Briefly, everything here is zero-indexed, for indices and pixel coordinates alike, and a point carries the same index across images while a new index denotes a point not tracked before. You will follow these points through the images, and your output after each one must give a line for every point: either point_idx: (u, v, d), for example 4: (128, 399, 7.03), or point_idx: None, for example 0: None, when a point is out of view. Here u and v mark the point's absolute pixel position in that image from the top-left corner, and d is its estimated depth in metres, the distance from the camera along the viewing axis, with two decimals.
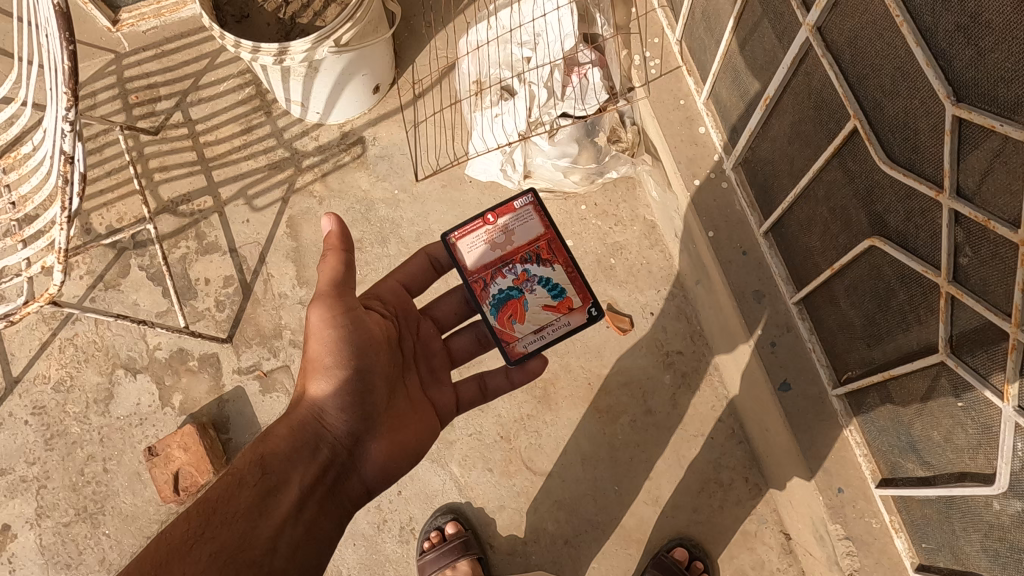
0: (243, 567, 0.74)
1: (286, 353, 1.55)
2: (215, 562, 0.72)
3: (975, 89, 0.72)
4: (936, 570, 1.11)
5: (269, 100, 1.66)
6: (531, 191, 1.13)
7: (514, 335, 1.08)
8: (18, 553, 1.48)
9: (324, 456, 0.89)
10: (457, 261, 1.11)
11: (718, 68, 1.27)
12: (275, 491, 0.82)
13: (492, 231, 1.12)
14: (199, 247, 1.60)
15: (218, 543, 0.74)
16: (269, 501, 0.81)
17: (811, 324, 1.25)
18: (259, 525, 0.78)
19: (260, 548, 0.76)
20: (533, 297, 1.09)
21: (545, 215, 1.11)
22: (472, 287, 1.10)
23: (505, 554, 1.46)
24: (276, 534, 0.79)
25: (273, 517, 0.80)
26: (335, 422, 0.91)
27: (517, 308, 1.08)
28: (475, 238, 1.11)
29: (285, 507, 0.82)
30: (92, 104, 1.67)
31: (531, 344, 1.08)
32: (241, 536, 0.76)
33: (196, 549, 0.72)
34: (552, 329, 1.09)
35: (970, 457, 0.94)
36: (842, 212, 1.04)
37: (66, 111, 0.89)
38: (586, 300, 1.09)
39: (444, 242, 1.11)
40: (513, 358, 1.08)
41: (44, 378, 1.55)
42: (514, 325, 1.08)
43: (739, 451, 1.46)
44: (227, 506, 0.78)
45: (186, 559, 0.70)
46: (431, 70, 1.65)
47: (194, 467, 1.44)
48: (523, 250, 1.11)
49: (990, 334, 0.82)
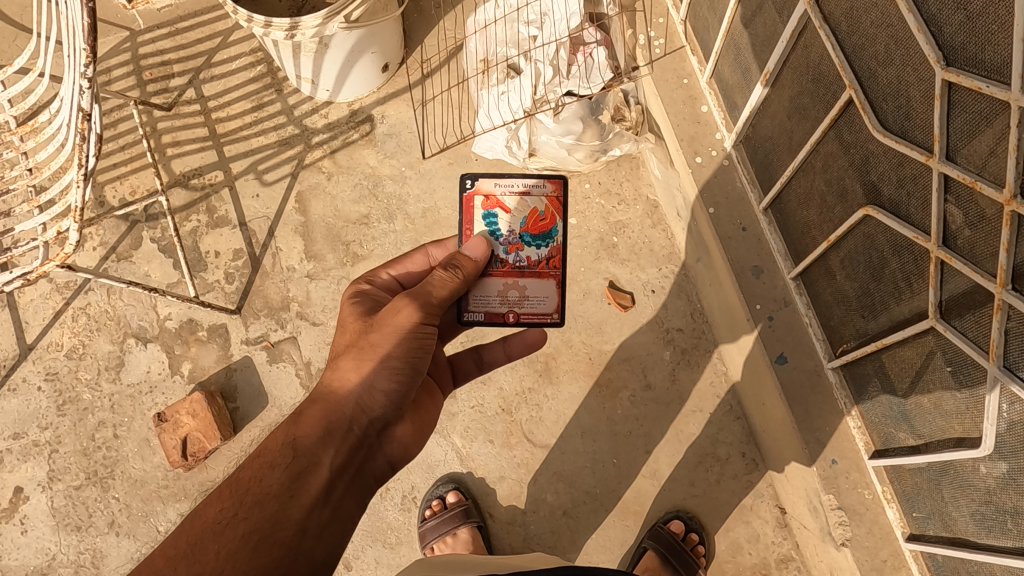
0: (272, 548, 0.74)
1: (293, 324, 1.58)
2: (245, 543, 0.73)
3: (964, 53, 0.74)
4: (926, 538, 1.14)
5: (280, 77, 1.69)
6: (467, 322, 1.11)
7: (544, 205, 1.13)
8: (29, 514, 1.52)
9: (360, 439, 0.87)
10: (561, 295, 1.13)
11: (721, 46, 1.29)
12: (308, 472, 0.80)
13: (514, 299, 1.12)
14: (209, 221, 1.63)
15: (249, 523, 0.75)
16: (300, 482, 0.79)
17: (808, 299, 1.27)
18: (290, 506, 0.77)
19: (291, 528, 0.76)
20: (514, 226, 1.12)
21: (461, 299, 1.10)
22: (554, 259, 1.12)
23: (505, 523, 1.49)
24: (307, 515, 0.78)
25: (304, 498, 0.79)
26: (383, 409, 0.88)
27: (529, 216, 1.13)
28: (531, 300, 1.13)
29: (317, 488, 0.80)
30: (107, 80, 1.70)
31: (533, 188, 1.13)
32: (272, 517, 0.76)
33: (228, 530, 0.74)
34: (513, 188, 1.14)
35: (958, 423, 0.97)
36: (837, 183, 1.06)
37: (84, 68, 0.93)
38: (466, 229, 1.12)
39: (563, 319, 1.13)
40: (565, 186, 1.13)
41: (57, 345, 1.59)
42: (540, 212, 1.13)
43: (737, 427, 1.49)
44: (259, 487, 0.78)
45: (218, 539, 0.73)
46: (440, 50, 1.68)
47: (202, 433, 1.47)
48: (507, 274, 1.12)
49: (978, 297, 0.85)
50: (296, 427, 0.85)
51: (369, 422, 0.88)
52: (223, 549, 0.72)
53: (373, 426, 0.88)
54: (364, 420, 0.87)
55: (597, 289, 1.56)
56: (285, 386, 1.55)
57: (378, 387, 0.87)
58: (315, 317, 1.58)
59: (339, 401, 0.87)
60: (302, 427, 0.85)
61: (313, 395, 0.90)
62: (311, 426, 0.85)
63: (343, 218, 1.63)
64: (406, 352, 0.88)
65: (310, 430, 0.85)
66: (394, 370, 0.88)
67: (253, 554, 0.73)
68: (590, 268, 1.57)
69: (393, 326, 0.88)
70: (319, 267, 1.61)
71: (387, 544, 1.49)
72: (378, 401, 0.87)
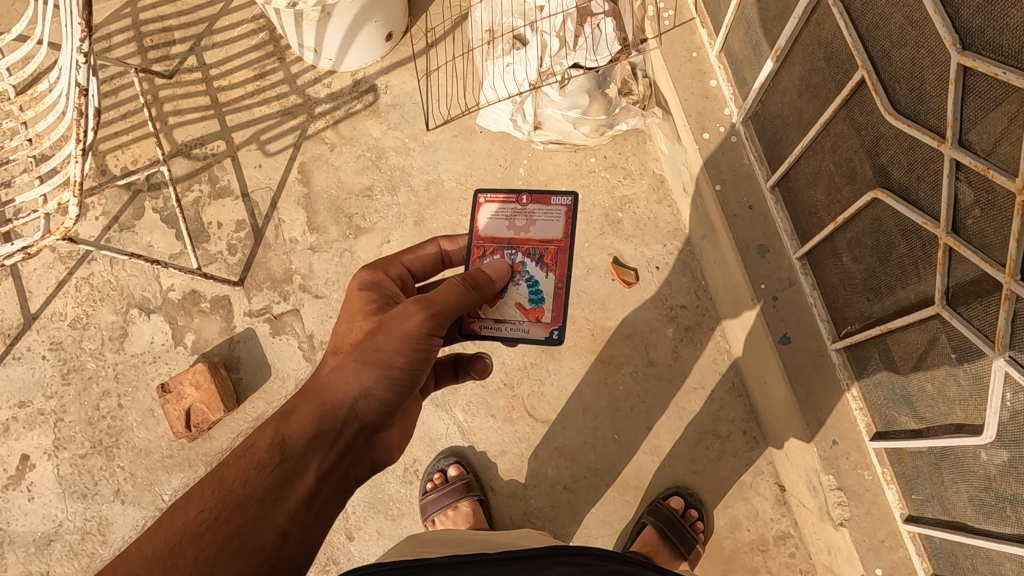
0: (252, 553, 0.72)
1: (296, 296, 1.58)
2: (226, 548, 0.71)
3: (982, 36, 0.72)
4: (925, 521, 1.14)
5: (283, 46, 1.66)
6: (572, 192, 1.08)
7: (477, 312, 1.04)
8: (36, 481, 1.54)
9: (348, 445, 0.84)
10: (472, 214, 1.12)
11: (732, 20, 1.27)
12: (294, 477, 0.78)
13: (519, 216, 1.10)
14: (212, 191, 1.62)
15: (231, 527, 0.73)
16: (287, 486, 0.77)
17: (813, 279, 1.25)
18: (274, 510, 0.75)
19: (272, 534, 0.74)
20: (513, 290, 1.05)
21: (570, 223, 1.07)
22: (472, 250, 1.09)
23: (506, 496, 1.50)
24: (290, 519, 0.76)
25: (288, 503, 0.76)
26: (374, 417, 0.85)
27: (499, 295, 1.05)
28: (512, 216, 1.10)
29: (302, 493, 0.78)
30: (107, 47, 1.68)
31: (489, 327, 1.05)
32: (255, 521, 0.74)
33: (208, 534, 0.71)
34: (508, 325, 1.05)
35: (961, 409, 0.96)
36: (847, 164, 1.04)
37: (81, 43, 0.91)
38: (555, 320, 1.04)
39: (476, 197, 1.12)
40: (466, 330, 1.05)
41: (61, 315, 1.59)
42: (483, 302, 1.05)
43: (738, 404, 1.48)
44: (244, 489, 0.75)
45: (197, 543, 0.71)
46: (444, 18, 1.64)
47: (205, 405, 1.47)
48: (532, 243, 1.08)
49: (985, 285, 0.83)
50: (286, 426, 0.81)
51: (360, 429, 0.85)
52: (202, 553, 0.70)
53: (364, 432, 0.85)
54: (355, 425, 0.84)
55: (601, 265, 1.55)
56: (287, 359, 1.56)
57: (375, 393, 0.84)
58: (317, 290, 1.58)
59: (335, 402, 0.83)
60: (292, 425, 0.82)
61: (305, 392, 0.86)
62: (302, 426, 0.81)
63: (347, 190, 1.62)
64: (408, 362, 0.85)
65: (300, 430, 0.81)
66: (394, 380, 0.85)
67: (231, 561, 0.71)
68: (594, 244, 1.56)
69: (400, 333, 0.85)
70: (321, 240, 1.60)
71: (388, 515, 1.51)
72: (372, 408, 0.85)
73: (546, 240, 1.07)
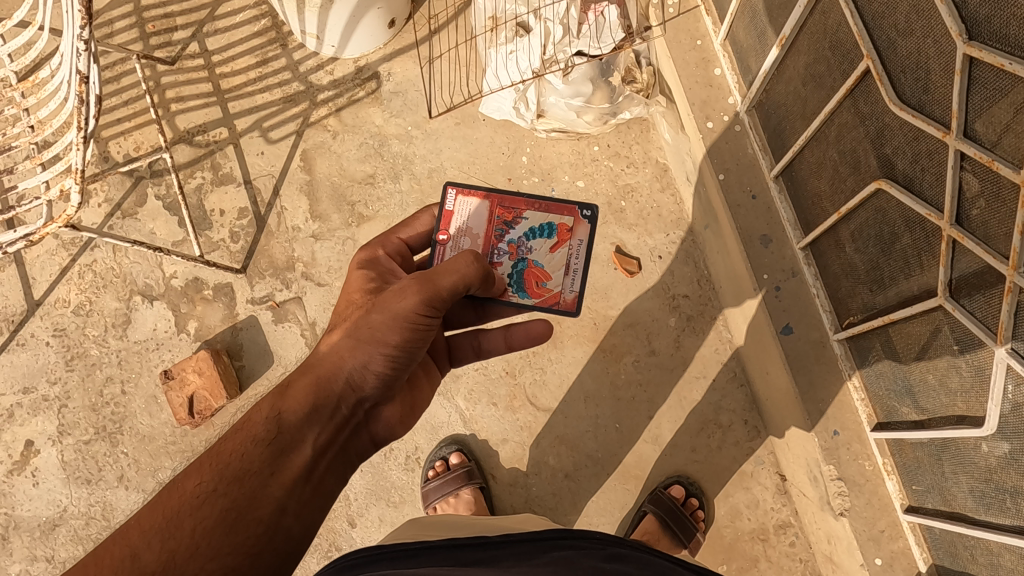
0: (250, 525, 0.72)
1: (298, 284, 1.58)
2: (223, 519, 0.71)
3: (989, 27, 0.72)
4: (925, 511, 1.15)
5: (285, 32, 1.65)
6: (446, 184, 1.10)
7: (556, 292, 1.08)
8: (41, 467, 1.55)
9: (345, 419, 0.84)
10: None
11: (736, 8, 1.25)
12: (291, 450, 0.78)
13: (459, 240, 1.09)
14: (214, 179, 1.62)
15: (229, 499, 0.72)
16: (283, 459, 0.77)
17: (816, 269, 1.26)
18: (271, 484, 0.75)
19: (269, 507, 0.74)
20: (537, 254, 1.08)
21: (476, 188, 1.10)
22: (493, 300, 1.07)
23: (507, 484, 1.51)
24: (287, 493, 0.76)
25: (285, 477, 0.76)
26: (372, 391, 0.85)
27: (539, 267, 1.07)
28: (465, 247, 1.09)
29: (298, 467, 0.78)
30: (109, 32, 1.67)
31: (573, 284, 1.08)
32: (252, 494, 0.73)
33: (206, 506, 0.71)
34: (574, 267, 1.08)
35: (962, 400, 0.96)
36: (851, 155, 1.04)
37: (81, 30, 0.91)
38: (573, 212, 1.08)
39: None
40: (572, 307, 1.08)
41: (64, 302, 1.60)
42: (545, 285, 1.08)
43: (740, 394, 1.48)
44: (241, 462, 0.75)
45: (195, 514, 0.70)
46: (447, 5, 1.63)
47: (208, 392, 1.48)
48: (491, 229, 1.09)
49: (988, 277, 0.83)
50: (283, 401, 0.81)
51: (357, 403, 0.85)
52: (200, 524, 0.70)
53: (361, 405, 0.86)
54: (353, 399, 0.84)
55: (604, 254, 1.55)
56: (290, 346, 1.56)
57: (372, 368, 0.84)
58: (320, 278, 1.58)
59: (330, 378, 0.83)
60: (289, 400, 0.82)
61: (303, 366, 0.86)
62: (298, 401, 0.81)
63: (348, 178, 1.61)
64: (404, 339, 0.84)
65: (298, 405, 0.81)
66: (391, 356, 0.85)
67: (229, 533, 0.70)
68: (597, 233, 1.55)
69: (394, 311, 0.84)
70: (324, 228, 1.60)
71: (390, 502, 1.52)
72: (369, 382, 0.85)
73: (499, 221, 1.09)
